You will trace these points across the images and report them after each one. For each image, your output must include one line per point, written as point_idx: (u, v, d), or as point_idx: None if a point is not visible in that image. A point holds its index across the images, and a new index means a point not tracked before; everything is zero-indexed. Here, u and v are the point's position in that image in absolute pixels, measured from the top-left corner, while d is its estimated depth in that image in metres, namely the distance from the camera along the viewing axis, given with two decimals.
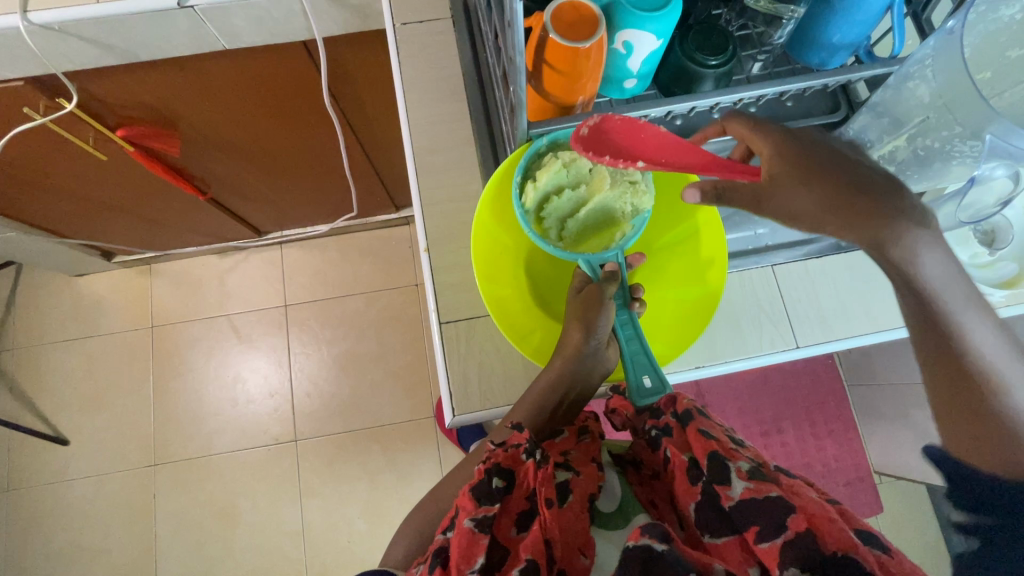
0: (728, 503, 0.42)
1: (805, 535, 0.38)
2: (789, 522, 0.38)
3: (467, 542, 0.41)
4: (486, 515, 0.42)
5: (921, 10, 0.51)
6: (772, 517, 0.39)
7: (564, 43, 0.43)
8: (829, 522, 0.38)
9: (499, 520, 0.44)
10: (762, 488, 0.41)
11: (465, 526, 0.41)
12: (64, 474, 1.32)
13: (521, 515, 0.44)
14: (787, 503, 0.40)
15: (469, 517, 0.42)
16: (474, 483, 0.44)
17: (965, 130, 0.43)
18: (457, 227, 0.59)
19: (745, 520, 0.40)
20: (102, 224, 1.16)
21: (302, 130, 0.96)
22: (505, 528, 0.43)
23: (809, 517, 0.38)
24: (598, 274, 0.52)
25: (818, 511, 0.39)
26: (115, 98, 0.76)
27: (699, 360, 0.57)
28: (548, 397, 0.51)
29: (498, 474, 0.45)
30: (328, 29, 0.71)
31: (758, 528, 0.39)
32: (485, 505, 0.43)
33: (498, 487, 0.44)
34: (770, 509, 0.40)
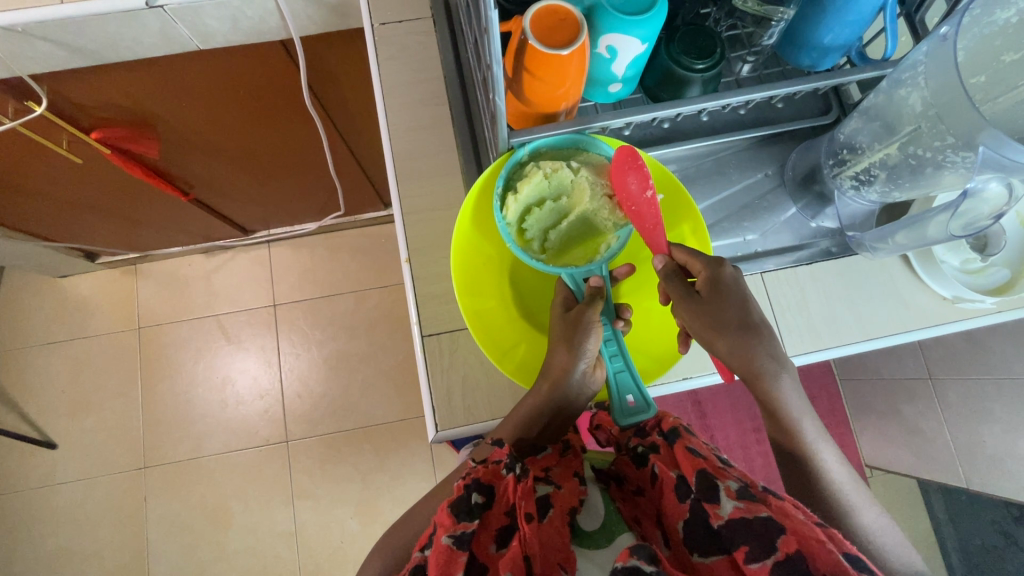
0: (717, 522, 0.42)
1: (795, 556, 0.37)
2: (779, 543, 0.38)
3: (444, 560, 0.40)
4: (465, 531, 0.41)
5: (915, 11, 0.48)
6: (761, 538, 0.39)
7: (544, 50, 0.41)
8: (819, 543, 0.37)
9: (478, 537, 0.42)
10: (752, 508, 0.41)
11: (444, 543, 0.41)
12: (53, 478, 1.30)
13: (500, 530, 0.43)
14: (776, 524, 0.39)
15: (447, 534, 0.41)
16: (454, 499, 0.44)
17: (957, 141, 0.42)
18: (438, 236, 0.57)
19: (736, 540, 0.40)
20: (83, 226, 1.13)
21: (285, 129, 0.94)
22: (484, 545, 0.42)
23: (799, 538, 0.38)
24: (582, 295, 0.52)
25: (808, 532, 0.38)
26: (89, 101, 0.74)
27: (688, 370, 0.56)
28: (534, 420, 0.50)
29: (477, 489, 0.44)
30: (306, 29, 0.68)
31: (747, 548, 0.39)
32: (463, 521, 0.42)
33: (477, 502, 0.43)
34: (760, 530, 0.39)
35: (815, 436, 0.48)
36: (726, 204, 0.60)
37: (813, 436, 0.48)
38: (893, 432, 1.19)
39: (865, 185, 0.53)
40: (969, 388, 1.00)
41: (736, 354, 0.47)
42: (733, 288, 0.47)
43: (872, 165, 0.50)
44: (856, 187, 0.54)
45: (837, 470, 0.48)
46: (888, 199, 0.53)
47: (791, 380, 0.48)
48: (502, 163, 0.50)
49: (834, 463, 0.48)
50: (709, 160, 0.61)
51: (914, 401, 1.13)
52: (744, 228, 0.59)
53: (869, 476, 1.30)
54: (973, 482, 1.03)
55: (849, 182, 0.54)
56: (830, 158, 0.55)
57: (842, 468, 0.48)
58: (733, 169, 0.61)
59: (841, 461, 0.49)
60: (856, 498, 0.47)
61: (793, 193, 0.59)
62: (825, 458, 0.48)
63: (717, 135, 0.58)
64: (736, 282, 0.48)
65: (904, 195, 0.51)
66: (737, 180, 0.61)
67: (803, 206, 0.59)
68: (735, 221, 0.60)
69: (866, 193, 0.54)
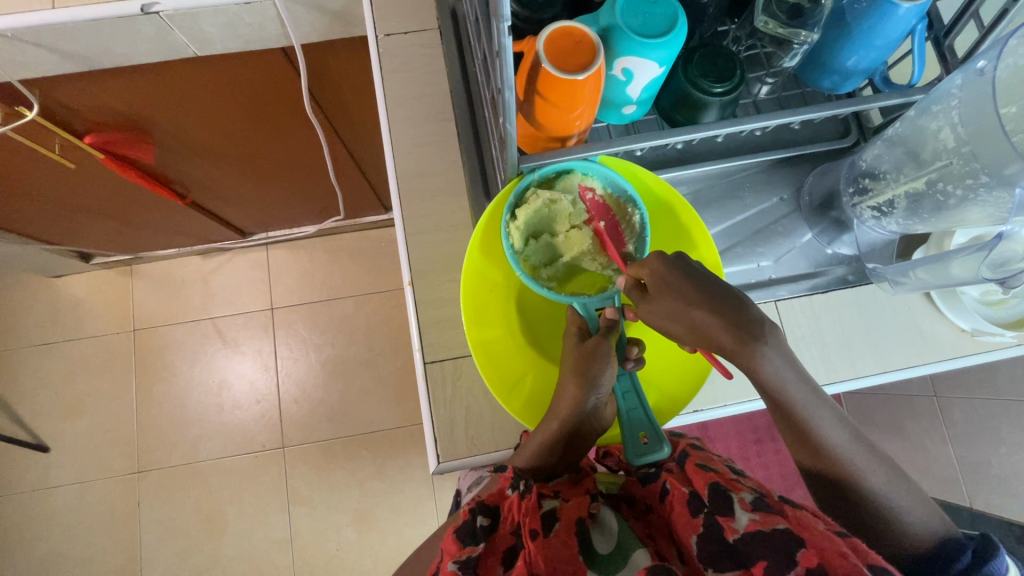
0: (733, 536, 0.40)
1: (816, 569, 0.35)
2: (798, 557, 0.36)
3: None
4: (470, 555, 0.41)
5: (943, 37, 0.46)
6: (779, 551, 0.37)
7: (559, 74, 0.39)
8: (842, 557, 0.35)
9: (485, 561, 0.42)
10: (768, 520, 0.40)
11: (449, 569, 0.40)
12: (46, 481, 1.29)
13: (507, 552, 0.42)
14: (794, 537, 0.38)
15: (453, 559, 0.40)
16: (459, 525, 0.44)
17: (992, 180, 0.40)
18: (443, 259, 0.56)
19: (752, 554, 0.39)
20: (77, 227, 1.11)
21: (285, 134, 0.91)
22: (491, 569, 0.41)
23: (820, 552, 0.36)
24: (595, 325, 0.49)
25: (828, 546, 0.36)
26: (83, 105, 0.72)
27: (699, 403, 0.55)
28: (546, 454, 0.47)
29: (483, 513, 0.44)
30: (308, 36, 0.66)
31: (765, 562, 0.38)
32: (469, 546, 0.42)
33: (483, 525, 0.43)
34: (776, 543, 0.38)
35: (807, 398, 0.43)
36: (742, 229, 0.58)
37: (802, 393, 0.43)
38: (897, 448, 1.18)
39: (886, 216, 0.51)
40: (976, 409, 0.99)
41: (691, 328, 0.42)
42: (680, 274, 0.43)
43: (895, 197, 0.48)
44: (876, 218, 0.52)
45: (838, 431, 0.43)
46: (909, 231, 0.51)
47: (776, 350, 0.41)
48: (510, 188, 0.48)
49: (830, 421, 0.43)
50: (722, 183, 0.59)
51: (919, 417, 1.12)
52: (758, 254, 0.57)
53: None
54: None
55: (869, 213, 0.52)
56: (850, 186, 0.53)
57: (841, 427, 0.43)
58: (747, 193, 0.59)
59: (840, 419, 0.44)
60: (861, 458, 0.42)
61: (809, 218, 0.58)
62: (817, 418, 0.43)
63: (732, 158, 0.56)
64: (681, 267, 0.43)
65: (925, 229, 0.49)
66: (752, 204, 0.59)
67: (820, 232, 0.57)
68: (749, 246, 0.58)
69: (886, 224, 0.52)
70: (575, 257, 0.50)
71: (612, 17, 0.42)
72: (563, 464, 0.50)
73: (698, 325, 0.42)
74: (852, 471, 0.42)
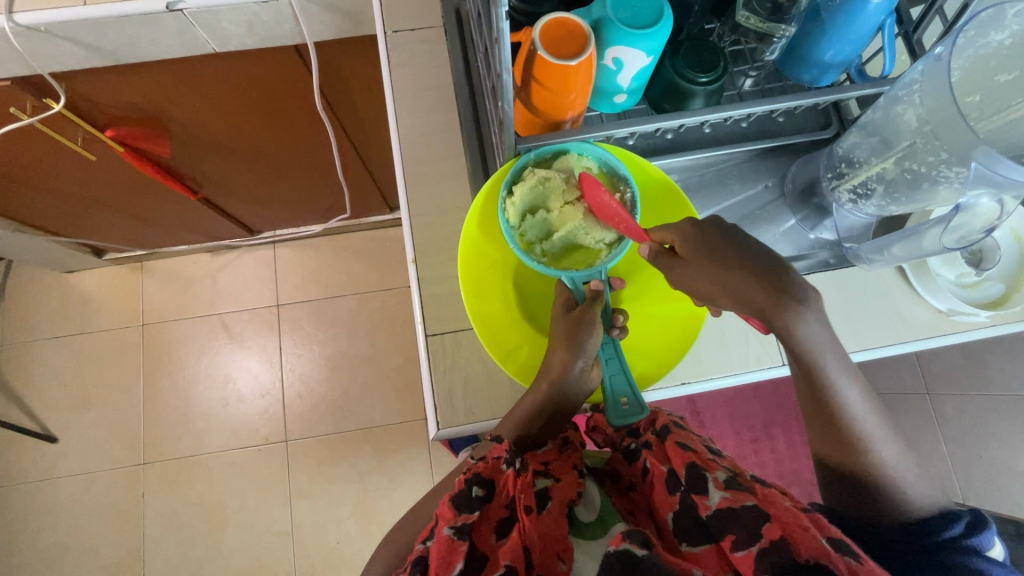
0: (705, 512, 0.42)
1: (779, 543, 0.38)
2: (764, 531, 0.39)
3: (446, 550, 0.40)
4: (466, 522, 0.42)
5: (912, 31, 0.50)
6: (746, 527, 0.40)
7: (554, 61, 0.43)
8: (803, 529, 0.37)
9: (479, 528, 0.43)
10: (738, 498, 0.42)
11: (445, 534, 0.41)
12: (53, 472, 1.31)
13: (501, 521, 0.44)
14: (761, 512, 0.40)
15: (448, 525, 0.41)
16: (454, 492, 0.44)
17: (952, 157, 0.43)
18: (445, 239, 0.59)
19: (722, 529, 0.41)
20: (92, 221, 1.14)
21: (296, 131, 0.95)
22: (484, 535, 0.43)
23: (783, 526, 0.38)
24: (582, 295, 0.52)
25: (791, 519, 0.38)
26: (106, 99, 0.76)
27: (686, 376, 0.57)
28: (533, 418, 0.50)
29: (478, 483, 0.44)
30: (320, 34, 0.70)
31: (735, 536, 0.40)
32: (464, 513, 0.42)
33: (478, 495, 0.44)
34: (746, 518, 0.40)
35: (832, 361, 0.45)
36: (727, 216, 0.62)
37: (835, 362, 0.46)
38: None
39: (862, 199, 0.54)
40: None
41: (731, 292, 0.45)
42: (717, 239, 0.46)
43: (870, 179, 0.51)
44: (853, 201, 0.55)
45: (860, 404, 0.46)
46: (884, 213, 0.54)
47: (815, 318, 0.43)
48: (507, 167, 0.52)
49: (852, 393, 0.46)
50: (710, 171, 0.62)
51: None
52: None
53: None
54: None
55: (847, 196, 0.55)
56: (829, 172, 0.56)
57: (862, 400, 0.46)
58: (733, 180, 0.62)
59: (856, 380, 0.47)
60: (875, 432, 0.46)
61: (792, 205, 0.61)
62: (845, 393, 0.46)
63: (718, 147, 0.59)
64: (718, 234, 0.46)
65: (900, 210, 0.52)
66: (737, 191, 0.62)
67: (801, 218, 0.60)
68: None
69: (863, 207, 0.55)
70: (570, 230, 0.51)
71: (603, 10, 0.46)
72: (545, 430, 0.53)
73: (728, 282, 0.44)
74: (867, 442, 0.46)
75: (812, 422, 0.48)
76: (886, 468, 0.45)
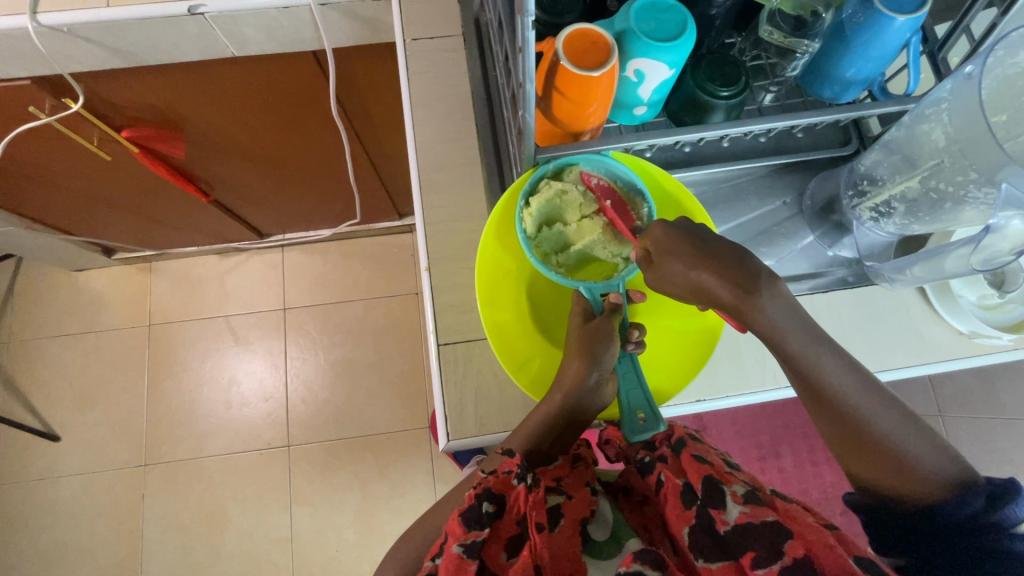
0: (723, 528, 0.42)
1: (801, 561, 0.38)
2: (786, 548, 0.39)
3: (455, 569, 0.40)
4: (475, 540, 0.41)
5: (938, 50, 0.50)
6: (766, 542, 0.39)
7: (576, 71, 0.43)
8: (827, 548, 0.38)
9: (489, 546, 0.43)
10: (758, 513, 0.41)
11: (454, 552, 0.41)
12: (55, 470, 1.31)
13: (511, 540, 0.43)
14: (784, 529, 0.40)
15: (457, 543, 0.41)
16: (464, 508, 0.43)
17: (980, 177, 0.42)
18: (459, 247, 0.58)
19: (740, 545, 0.40)
20: (102, 220, 1.15)
21: (309, 137, 0.95)
22: (495, 554, 0.42)
23: (806, 544, 0.38)
24: (599, 308, 0.51)
25: (814, 537, 0.39)
26: (123, 100, 0.76)
27: (700, 393, 0.56)
28: (546, 430, 0.49)
29: (488, 499, 0.43)
30: (339, 41, 0.70)
31: (754, 553, 0.39)
32: (474, 531, 0.42)
33: (488, 511, 0.43)
34: (764, 534, 0.40)
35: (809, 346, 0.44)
36: (744, 231, 0.61)
37: (808, 342, 0.44)
38: None
39: (884, 217, 0.53)
40: None
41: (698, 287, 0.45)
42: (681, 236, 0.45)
43: (892, 198, 0.51)
44: (875, 219, 0.54)
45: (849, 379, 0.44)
46: (906, 232, 0.53)
47: (773, 298, 0.43)
48: (526, 177, 0.51)
49: (839, 370, 0.44)
50: (727, 186, 0.62)
51: None
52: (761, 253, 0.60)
53: None
54: None
55: (868, 214, 0.54)
56: (849, 189, 0.55)
57: (857, 383, 0.44)
58: (751, 197, 0.62)
59: (849, 364, 0.44)
60: (872, 406, 0.43)
61: (811, 221, 0.60)
62: (822, 366, 0.44)
63: (737, 161, 0.59)
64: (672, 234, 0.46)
65: (922, 229, 0.52)
66: (754, 207, 0.61)
67: (820, 235, 0.60)
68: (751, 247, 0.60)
69: (885, 225, 0.54)
70: (586, 245, 0.51)
71: (626, 22, 0.45)
72: (557, 445, 0.52)
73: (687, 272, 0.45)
74: (858, 416, 0.43)
75: (801, 399, 0.46)
76: (887, 440, 0.42)
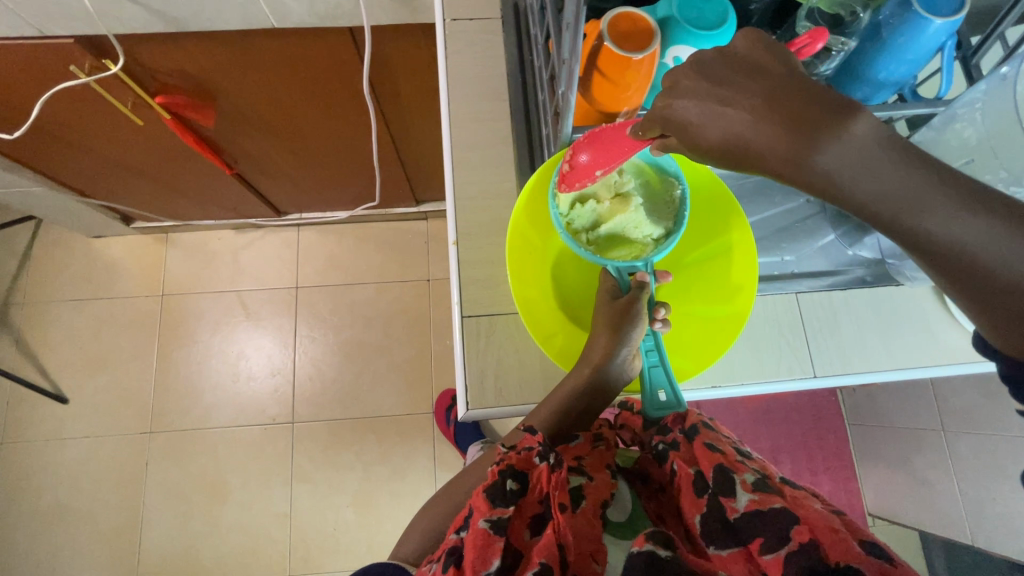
0: (733, 515, 0.42)
1: (807, 545, 0.38)
2: (793, 533, 0.39)
3: (482, 543, 0.41)
4: (501, 516, 0.43)
5: (971, 55, 0.51)
6: (775, 530, 0.39)
7: (618, 52, 0.44)
8: (833, 532, 0.38)
9: (514, 523, 0.44)
10: (766, 500, 0.42)
11: (481, 527, 0.42)
12: (61, 432, 1.32)
13: (534, 518, 0.44)
14: (791, 514, 0.40)
15: (484, 518, 0.43)
16: (488, 484, 0.45)
17: (1009, 176, 0.44)
18: (486, 224, 0.59)
19: (749, 532, 0.41)
20: (125, 186, 1.16)
21: (338, 116, 0.97)
22: (518, 532, 0.43)
23: (812, 528, 0.38)
24: (625, 283, 0.52)
25: (820, 522, 0.38)
26: (160, 65, 0.77)
27: (717, 379, 0.57)
28: (573, 403, 0.51)
29: (512, 476, 0.45)
30: (377, 18, 0.71)
31: (762, 539, 0.40)
32: (499, 507, 0.43)
33: (512, 489, 0.45)
34: (774, 521, 0.40)
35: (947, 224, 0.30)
36: (766, 225, 0.63)
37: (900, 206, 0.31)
38: (901, 482, 1.19)
39: None
40: (983, 443, 1.01)
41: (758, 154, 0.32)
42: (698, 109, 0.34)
43: None
44: None
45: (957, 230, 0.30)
46: None
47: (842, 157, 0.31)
48: (560, 153, 0.52)
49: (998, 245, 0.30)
50: (752, 182, 0.64)
51: (927, 452, 1.13)
52: (782, 248, 0.61)
53: (869, 524, 1.29)
54: (979, 540, 1.02)
55: None
56: None
57: None
58: (776, 193, 0.64)
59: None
60: None
61: (833, 221, 0.61)
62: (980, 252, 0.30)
63: None
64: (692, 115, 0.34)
65: None
66: (779, 203, 0.63)
67: (841, 234, 0.60)
68: (774, 241, 0.62)
69: None
70: (618, 224, 0.50)
71: (669, 9, 0.47)
72: (575, 424, 0.52)
73: (738, 137, 0.33)
74: None
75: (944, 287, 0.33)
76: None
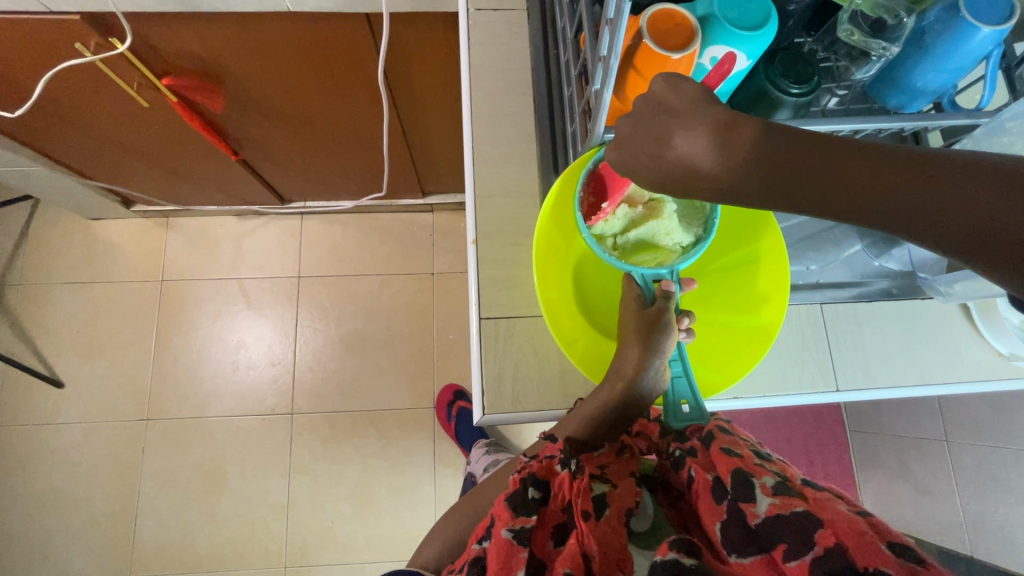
0: (754, 521, 0.41)
1: (833, 549, 0.36)
2: (816, 538, 0.37)
3: (505, 554, 0.41)
4: (523, 526, 0.42)
5: (1015, 66, 0.49)
6: (797, 535, 0.38)
7: (657, 50, 0.42)
8: (858, 535, 0.36)
9: (537, 533, 0.43)
10: (788, 504, 0.40)
11: (503, 537, 0.42)
12: (56, 417, 1.30)
13: (557, 528, 0.44)
14: (813, 517, 0.38)
15: (506, 527, 0.42)
16: (510, 493, 0.45)
17: None
18: (507, 223, 0.58)
19: (772, 538, 0.39)
20: (125, 169, 1.13)
21: (350, 105, 0.95)
22: (542, 542, 0.43)
23: (836, 532, 0.37)
24: (650, 292, 0.50)
25: (844, 524, 0.37)
26: (168, 46, 0.74)
27: (739, 391, 0.56)
28: (599, 416, 0.50)
29: (534, 485, 0.45)
30: (396, 6, 0.69)
31: (785, 545, 0.38)
32: (521, 516, 0.43)
33: (534, 497, 0.44)
34: (797, 525, 0.38)
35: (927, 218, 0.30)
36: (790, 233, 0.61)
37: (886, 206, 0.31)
38: (900, 490, 1.19)
39: None
40: (988, 455, 1.01)
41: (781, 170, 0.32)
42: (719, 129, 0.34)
43: None
44: None
45: (914, 194, 0.30)
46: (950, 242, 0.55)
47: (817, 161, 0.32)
48: (591, 153, 0.49)
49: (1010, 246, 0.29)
50: None
51: (928, 462, 1.13)
52: (807, 258, 0.60)
53: None
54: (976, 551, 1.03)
55: None
56: None
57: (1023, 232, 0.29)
58: None
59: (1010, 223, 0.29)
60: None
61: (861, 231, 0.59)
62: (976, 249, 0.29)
63: None
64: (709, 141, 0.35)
65: None
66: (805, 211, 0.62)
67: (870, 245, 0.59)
68: (798, 251, 0.60)
69: None
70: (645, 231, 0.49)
71: (710, 7, 0.45)
72: (604, 432, 0.51)
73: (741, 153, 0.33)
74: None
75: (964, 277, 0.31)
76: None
